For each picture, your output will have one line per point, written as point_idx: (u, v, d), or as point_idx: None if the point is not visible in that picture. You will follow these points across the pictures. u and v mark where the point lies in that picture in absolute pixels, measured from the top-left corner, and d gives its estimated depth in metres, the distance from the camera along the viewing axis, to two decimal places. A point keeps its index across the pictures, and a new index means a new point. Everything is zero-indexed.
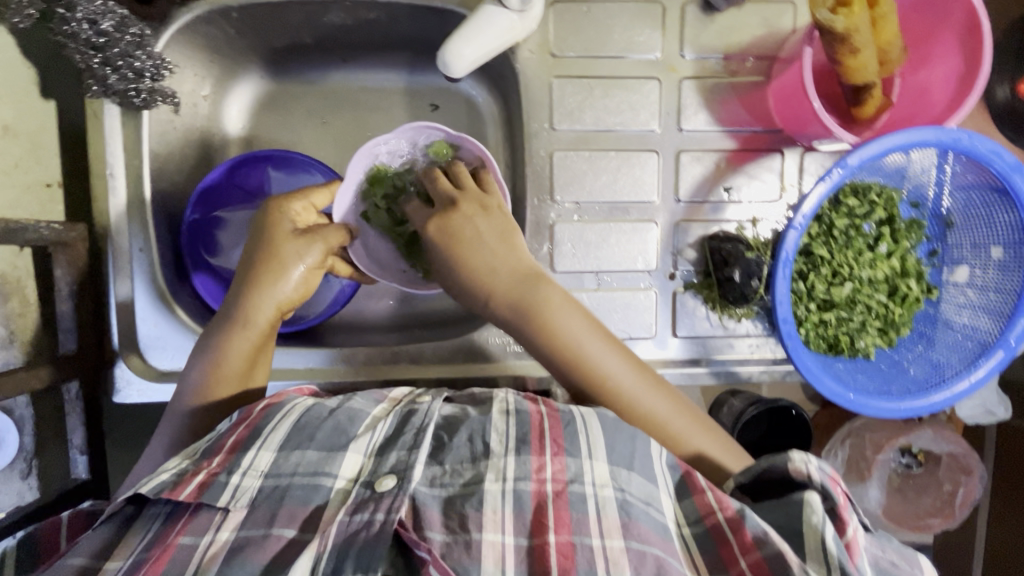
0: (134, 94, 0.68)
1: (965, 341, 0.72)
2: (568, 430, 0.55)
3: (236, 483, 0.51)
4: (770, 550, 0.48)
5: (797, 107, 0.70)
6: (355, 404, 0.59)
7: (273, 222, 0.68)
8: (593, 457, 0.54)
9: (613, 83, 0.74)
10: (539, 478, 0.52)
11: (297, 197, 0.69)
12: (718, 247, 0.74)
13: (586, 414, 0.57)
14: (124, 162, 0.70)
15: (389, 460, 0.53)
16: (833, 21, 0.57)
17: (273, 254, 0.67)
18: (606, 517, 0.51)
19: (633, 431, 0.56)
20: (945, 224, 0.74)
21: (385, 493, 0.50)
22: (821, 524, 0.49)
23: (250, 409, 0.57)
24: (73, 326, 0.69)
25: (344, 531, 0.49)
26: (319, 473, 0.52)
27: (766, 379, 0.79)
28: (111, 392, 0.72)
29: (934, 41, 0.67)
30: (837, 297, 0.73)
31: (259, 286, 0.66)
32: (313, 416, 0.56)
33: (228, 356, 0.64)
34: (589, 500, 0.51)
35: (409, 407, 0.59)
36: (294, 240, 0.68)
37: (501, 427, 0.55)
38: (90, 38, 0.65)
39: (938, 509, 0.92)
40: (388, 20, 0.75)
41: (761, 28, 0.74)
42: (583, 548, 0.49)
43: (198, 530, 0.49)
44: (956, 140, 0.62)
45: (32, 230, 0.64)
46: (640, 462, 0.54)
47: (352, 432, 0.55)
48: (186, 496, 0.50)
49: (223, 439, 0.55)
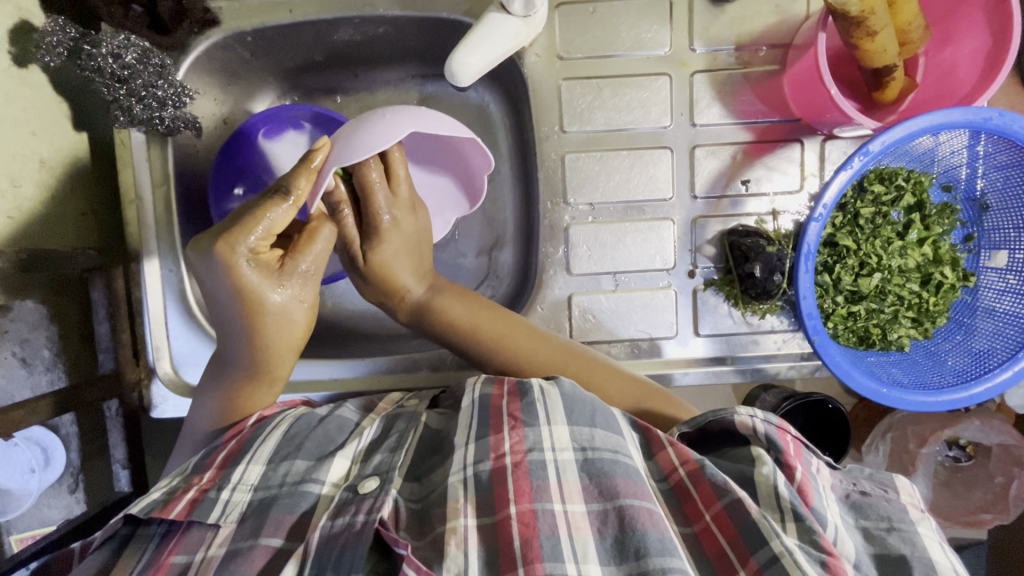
0: (159, 121, 0.71)
1: (1005, 328, 0.68)
2: (525, 402, 0.56)
3: (226, 498, 0.52)
4: (729, 498, 0.48)
5: (814, 94, 0.68)
6: (348, 413, 0.62)
7: (234, 272, 0.60)
8: (551, 423, 0.54)
9: (622, 82, 0.73)
10: (497, 455, 0.52)
11: (238, 237, 0.59)
12: (738, 242, 0.72)
13: (545, 386, 0.58)
14: (152, 187, 0.74)
15: (373, 463, 0.55)
16: (847, 5, 0.55)
17: (258, 312, 0.62)
18: (567, 482, 0.51)
19: (589, 397, 0.56)
20: (980, 207, 0.71)
21: (367, 495, 0.51)
22: (772, 476, 0.48)
23: (241, 428, 0.60)
24: (111, 347, 0.73)
25: (327, 535, 0.49)
26: (306, 480, 0.53)
27: (794, 375, 0.77)
28: (149, 408, 0.75)
29: (957, 18, 0.64)
30: (866, 288, 0.70)
31: (265, 345, 0.64)
32: (303, 424, 0.59)
33: (254, 398, 0.66)
34: (548, 466, 0.51)
35: (394, 411, 0.62)
36: (285, 276, 0.63)
37: (465, 420, 0.56)
38: (115, 71, 0.67)
39: (991, 504, 0.88)
40: (396, 33, 0.76)
41: (773, 16, 0.72)
42: (544, 514, 0.48)
43: (190, 548, 0.50)
44: (987, 119, 0.59)
45: (73, 259, 0.69)
46: (602, 419, 0.55)
47: (340, 440, 0.58)
48: (176, 514, 0.51)
49: (213, 454, 0.57)
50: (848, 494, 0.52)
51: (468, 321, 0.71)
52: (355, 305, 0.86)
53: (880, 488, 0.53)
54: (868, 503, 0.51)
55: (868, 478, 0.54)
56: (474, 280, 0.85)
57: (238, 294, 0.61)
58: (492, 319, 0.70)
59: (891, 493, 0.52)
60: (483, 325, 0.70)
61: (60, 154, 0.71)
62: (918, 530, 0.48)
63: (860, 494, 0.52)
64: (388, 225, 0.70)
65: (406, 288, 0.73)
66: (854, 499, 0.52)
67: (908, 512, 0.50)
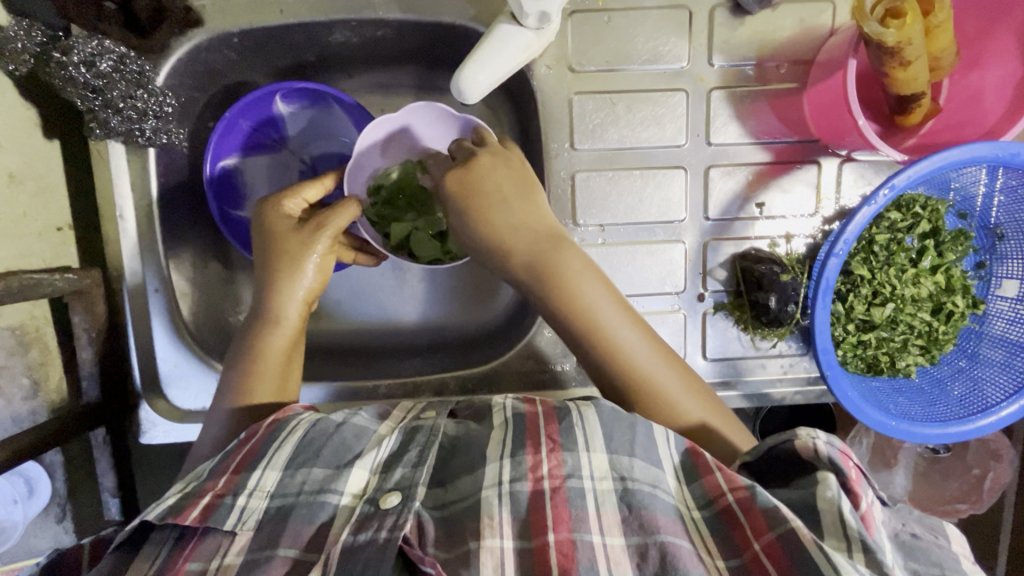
0: (140, 133, 0.67)
1: (1013, 359, 0.68)
2: (563, 425, 0.53)
3: (242, 505, 0.50)
4: (783, 528, 0.44)
5: (837, 118, 0.65)
6: (360, 420, 0.58)
7: (273, 222, 0.66)
8: (589, 449, 0.51)
9: (637, 97, 0.70)
10: (535, 477, 0.50)
11: (288, 194, 0.67)
12: (751, 268, 0.70)
13: (582, 408, 0.55)
14: (133, 201, 0.69)
15: (394, 477, 0.52)
16: (884, 35, 0.53)
17: (281, 252, 0.65)
18: (606, 512, 0.48)
19: (631, 418, 0.53)
20: (995, 235, 0.70)
21: (389, 511, 0.49)
22: (838, 501, 0.46)
23: (255, 427, 0.56)
24: (96, 373, 0.68)
25: (348, 549, 0.47)
26: (324, 489, 0.51)
27: (800, 400, 0.77)
28: (138, 433, 0.72)
29: (988, 43, 0.62)
30: (878, 318, 0.70)
31: (279, 283, 0.65)
32: (320, 429, 0.55)
33: (270, 342, 0.64)
34: (587, 495, 0.49)
35: (414, 424, 0.58)
36: (297, 231, 0.65)
37: (498, 436, 0.54)
38: (87, 80, 0.63)
39: (966, 494, 0.88)
40: (396, 37, 0.71)
41: (796, 30, 0.69)
42: (583, 545, 0.47)
43: (205, 556, 0.48)
44: (1013, 155, 0.58)
45: (47, 284, 0.63)
46: (642, 448, 0.52)
47: (357, 448, 0.54)
48: (192, 520, 0.49)
49: (228, 459, 0.53)
50: (898, 533, 0.51)
51: (583, 293, 0.61)
52: (353, 317, 0.83)
53: (932, 533, 0.51)
54: (919, 546, 0.50)
55: (918, 519, 0.53)
56: (477, 296, 0.83)
57: (264, 243, 0.66)
58: (606, 292, 0.62)
59: (941, 539, 0.50)
60: (604, 307, 0.61)
61: (32, 166, 0.65)
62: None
63: (910, 535, 0.51)
64: (491, 187, 0.64)
65: (515, 251, 0.63)
66: (904, 540, 0.50)
67: (961, 562, 0.48)
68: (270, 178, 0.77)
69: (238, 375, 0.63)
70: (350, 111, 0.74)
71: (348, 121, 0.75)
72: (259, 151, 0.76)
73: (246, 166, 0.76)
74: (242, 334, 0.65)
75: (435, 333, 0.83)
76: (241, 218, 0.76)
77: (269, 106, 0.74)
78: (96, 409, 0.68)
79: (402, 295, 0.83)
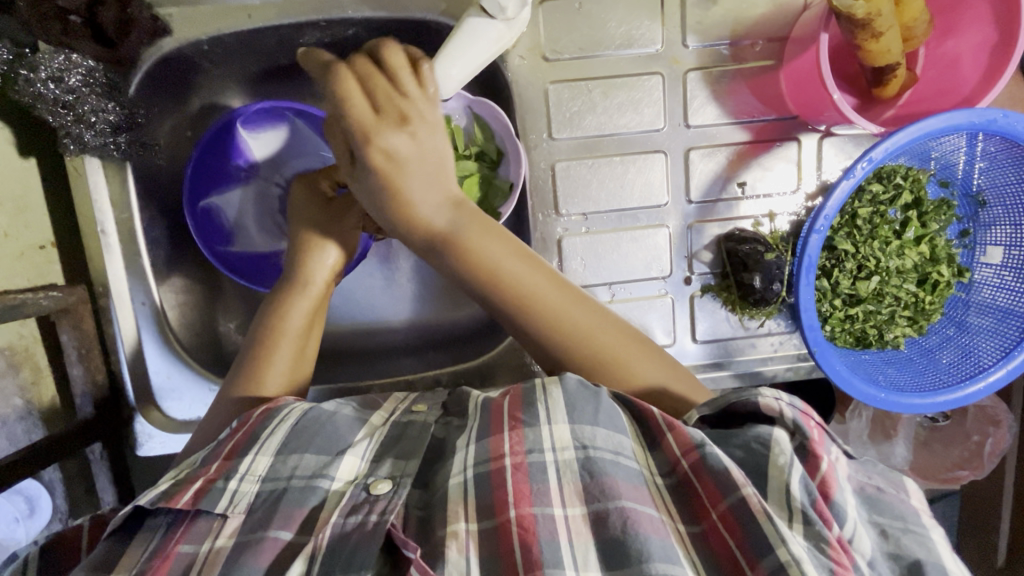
0: (114, 147, 0.67)
1: (1003, 326, 0.67)
2: (528, 402, 0.51)
3: (234, 488, 0.48)
4: (734, 498, 0.44)
5: (813, 93, 0.64)
6: (349, 412, 0.55)
7: (307, 199, 0.69)
8: (552, 422, 0.49)
9: (612, 84, 0.69)
10: (496, 455, 0.48)
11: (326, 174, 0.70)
12: (736, 249, 0.71)
13: (546, 384, 0.52)
14: (114, 216, 0.69)
15: (385, 467, 0.50)
16: (853, 8, 0.53)
17: (309, 227, 0.68)
18: (567, 483, 0.47)
19: (596, 390, 0.51)
20: (977, 203, 0.70)
21: (380, 497, 0.48)
22: (788, 469, 0.44)
23: (249, 415, 0.54)
24: (88, 390, 0.69)
25: (339, 533, 0.46)
26: (316, 475, 0.49)
27: (791, 376, 0.77)
28: (134, 446, 0.73)
29: (962, 8, 0.62)
30: (864, 292, 0.71)
31: (309, 250, 0.66)
32: (313, 416, 0.53)
33: (295, 303, 0.64)
34: (549, 468, 0.47)
35: (405, 419, 0.55)
36: (330, 207, 0.69)
37: (472, 424, 0.52)
38: (58, 96, 0.63)
39: (966, 461, 0.87)
40: (368, 36, 0.70)
41: (769, 6, 0.68)
42: (545, 519, 0.45)
43: (197, 539, 0.46)
44: (990, 121, 0.57)
45: (32, 303, 0.63)
46: (605, 416, 0.50)
47: (349, 437, 0.52)
48: (183, 504, 0.47)
49: (221, 445, 0.52)
50: (863, 486, 0.49)
51: (557, 315, 0.57)
52: (347, 319, 0.83)
53: (900, 485, 0.50)
54: (882, 500, 0.48)
55: (882, 473, 0.51)
56: None
57: (298, 216, 0.69)
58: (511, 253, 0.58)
59: (909, 493, 0.50)
60: (522, 273, 0.57)
61: (8, 187, 0.65)
62: (933, 535, 0.46)
63: (877, 488, 0.49)
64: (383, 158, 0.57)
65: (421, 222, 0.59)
66: (872, 492, 0.49)
67: (921, 515, 0.47)
68: (251, 212, 0.77)
69: (259, 347, 0.62)
70: (311, 120, 0.73)
71: (311, 130, 0.75)
72: (236, 188, 0.76)
73: (227, 205, 0.75)
74: (272, 296, 0.66)
75: (427, 330, 0.83)
76: (233, 253, 0.75)
77: (232, 138, 0.73)
78: (94, 423, 0.69)
79: (393, 295, 0.83)
